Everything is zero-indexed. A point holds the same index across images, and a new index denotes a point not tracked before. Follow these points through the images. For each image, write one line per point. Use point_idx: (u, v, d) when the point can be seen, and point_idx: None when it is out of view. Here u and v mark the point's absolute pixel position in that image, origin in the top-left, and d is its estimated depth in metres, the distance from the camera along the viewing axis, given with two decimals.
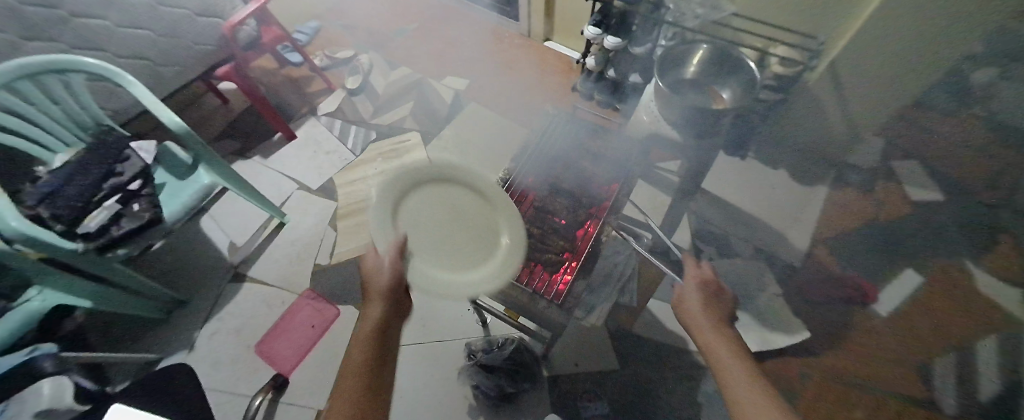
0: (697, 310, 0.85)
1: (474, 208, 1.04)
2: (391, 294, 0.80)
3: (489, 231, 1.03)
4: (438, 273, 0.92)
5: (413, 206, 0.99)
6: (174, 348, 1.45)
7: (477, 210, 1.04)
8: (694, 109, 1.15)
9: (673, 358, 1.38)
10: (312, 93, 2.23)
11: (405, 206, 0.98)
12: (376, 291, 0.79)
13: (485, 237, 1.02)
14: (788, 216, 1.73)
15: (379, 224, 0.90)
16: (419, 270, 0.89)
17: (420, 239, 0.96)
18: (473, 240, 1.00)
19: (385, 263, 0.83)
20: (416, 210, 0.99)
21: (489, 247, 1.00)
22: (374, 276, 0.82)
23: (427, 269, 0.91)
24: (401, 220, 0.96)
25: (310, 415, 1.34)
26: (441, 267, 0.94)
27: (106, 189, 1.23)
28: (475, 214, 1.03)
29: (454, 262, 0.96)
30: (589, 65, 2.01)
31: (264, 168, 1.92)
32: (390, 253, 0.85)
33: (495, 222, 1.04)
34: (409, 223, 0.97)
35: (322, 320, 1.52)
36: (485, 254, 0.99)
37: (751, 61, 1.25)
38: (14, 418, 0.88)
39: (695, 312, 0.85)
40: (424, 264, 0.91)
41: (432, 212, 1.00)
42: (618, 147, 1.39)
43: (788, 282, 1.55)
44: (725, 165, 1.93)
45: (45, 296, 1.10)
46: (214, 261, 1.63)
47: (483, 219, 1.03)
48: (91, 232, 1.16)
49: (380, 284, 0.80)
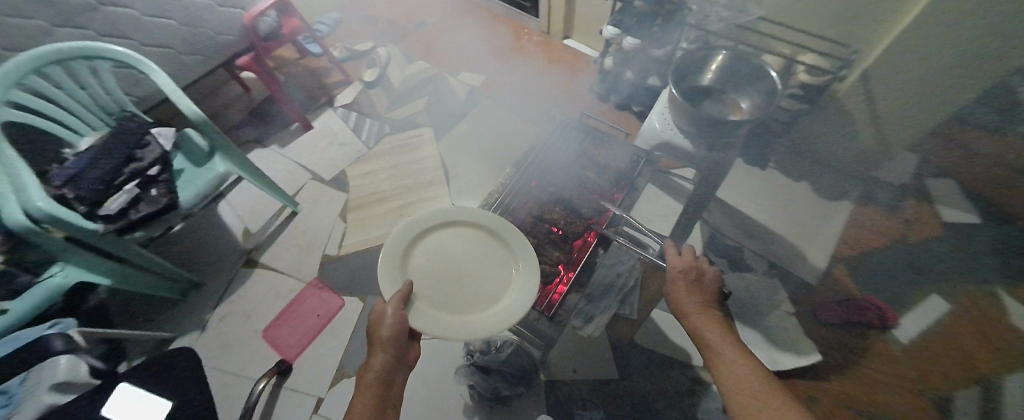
0: (688, 305, 0.83)
1: (492, 247, 0.90)
2: (394, 343, 0.70)
3: (507, 272, 0.87)
4: (445, 322, 0.78)
5: (427, 246, 0.88)
6: (186, 329, 1.49)
7: (496, 248, 0.90)
8: (708, 120, 1.11)
9: (676, 372, 1.35)
10: (330, 84, 2.26)
11: (418, 247, 0.87)
12: (379, 341, 0.70)
13: (503, 279, 0.86)
14: (804, 230, 1.69)
15: (388, 268, 0.82)
16: (425, 320, 0.77)
17: (430, 283, 0.83)
18: (488, 284, 0.85)
19: (390, 311, 0.74)
20: (429, 250, 0.87)
21: (506, 293, 0.85)
22: (377, 325, 0.72)
23: (433, 317, 0.78)
24: (412, 262, 0.85)
25: (309, 401, 1.36)
26: (449, 314, 0.80)
27: (127, 173, 1.27)
28: (493, 252, 0.89)
29: (464, 309, 0.82)
30: (608, 65, 1.99)
31: (281, 156, 1.96)
32: (394, 301, 0.75)
33: (515, 262, 0.88)
34: (420, 265, 0.85)
35: (328, 309, 1.54)
36: (501, 302, 0.84)
37: (774, 70, 1.20)
38: (34, 389, 0.92)
39: (686, 306, 0.83)
40: (430, 312, 0.79)
41: (446, 252, 0.88)
42: (622, 157, 1.35)
43: (803, 301, 1.48)
44: (741, 174, 1.90)
45: (67, 272, 1.16)
46: (228, 246, 1.68)
47: (501, 258, 0.89)
48: (112, 214, 1.20)
49: (383, 333, 0.71)
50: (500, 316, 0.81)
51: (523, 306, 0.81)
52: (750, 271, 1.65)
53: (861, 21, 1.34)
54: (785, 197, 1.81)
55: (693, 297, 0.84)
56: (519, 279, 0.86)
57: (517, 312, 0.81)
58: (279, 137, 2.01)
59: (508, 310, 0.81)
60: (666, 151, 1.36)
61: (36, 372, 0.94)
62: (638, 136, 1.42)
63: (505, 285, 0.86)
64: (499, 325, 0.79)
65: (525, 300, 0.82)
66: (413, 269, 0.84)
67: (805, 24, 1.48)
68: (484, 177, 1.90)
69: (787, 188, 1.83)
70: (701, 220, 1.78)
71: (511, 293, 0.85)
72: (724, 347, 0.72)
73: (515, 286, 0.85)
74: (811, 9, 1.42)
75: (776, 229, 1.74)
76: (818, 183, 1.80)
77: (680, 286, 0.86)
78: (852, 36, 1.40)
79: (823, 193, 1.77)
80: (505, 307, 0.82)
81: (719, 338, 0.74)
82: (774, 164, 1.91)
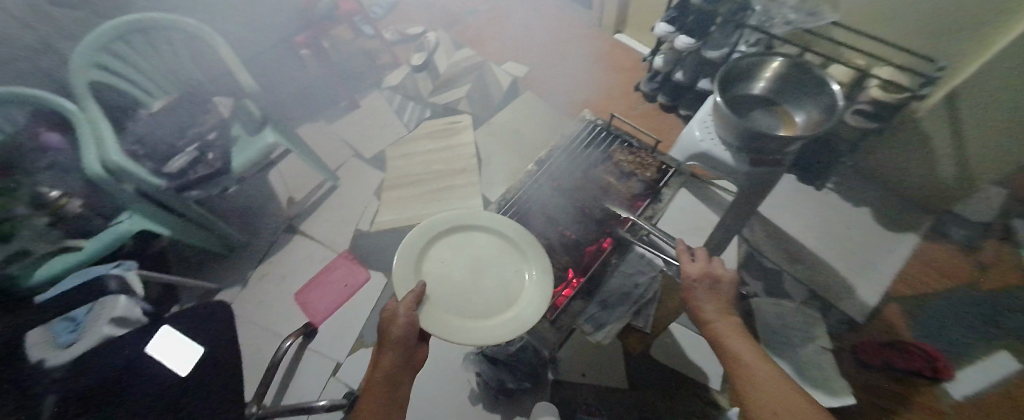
0: (710, 313, 0.79)
1: (505, 255, 0.90)
2: (403, 345, 0.72)
3: (519, 282, 0.87)
4: (455, 327, 0.77)
5: (442, 250, 0.88)
6: (230, 283, 1.62)
7: (508, 257, 0.90)
8: (749, 132, 1.02)
9: (688, 392, 1.30)
10: (379, 64, 2.32)
11: (434, 249, 0.88)
12: (388, 342, 0.72)
13: (514, 288, 0.85)
14: (858, 263, 1.53)
15: (402, 269, 0.82)
16: (435, 324, 0.76)
17: (443, 286, 0.83)
18: (500, 292, 0.84)
19: (401, 311, 0.74)
20: (444, 253, 0.88)
21: (517, 303, 0.83)
22: (389, 324, 0.74)
23: (442, 322, 0.77)
24: (427, 263, 0.85)
25: (329, 365, 1.43)
26: (458, 319, 0.79)
27: (191, 137, 1.42)
28: (506, 260, 0.90)
29: (475, 315, 0.80)
30: (656, 65, 1.88)
31: (328, 131, 2.06)
32: (407, 301, 0.75)
33: (527, 268, 0.88)
34: (434, 269, 0.85)
35: (354, 280, 1.61)
36: (511, 310, 0.82)
37: (835, 82, 1.07)
38: (95, 321, 1.08)
39: (707, 315, 0.79)
40: (441, 315, 0.78)
41: (461, 257, 0.88)
42: (648, 163, 1.29)
43: (844, 336, 1.36)
44: (793, 189, 1.72)
45: (133, 220, 1.30)
46: (274, 211, 1.80)
47: (513, 267, 0.89)
48: (173, 172, 1.33)
49: (393, 334, 0.72)
50: (509, 324, 0.79)
51: (532, 318, 0.80)
52: (786, 298, 1.46)
53: (953, 36, 1.19)
54: (843, 222, 1.63)
55: (714, 305, 0.80)
56: (530, 289, 0.85)
57: (528, 322, 0.80)
58: (327, 112, 2.11)
59: (517, 320, 0.80)
60: (701, 162, 1.25)
61: (98, 305, 1.11)
62: (676, 144, 1.31)
63: (515, 294, 0.85)
64: (508, 335, 0.78)
65: (535, 312, 0.81)
66: (427, 270, 0.84)
67: (886, 34, 1.33)
68: (515, 167, 1.90)
69: (841, 211, 1.66)
70: (739, 234, 1.63)
71: (521, 303, 0.83)
72: (752, 360, 0.67)
73: (526, 296, 0.84)
74: (895, 17, 1.28)
75: (824, 258, 1.56)
76: (880, 211, 1.63)
77: (698, 292, 0.82)
78: (941, 52, 1.25)
79: (885, 223, 1.60)
80: (515, 317, 0.81)
81: (744, 350, 0.70)
82: (832, 184, 1.73)
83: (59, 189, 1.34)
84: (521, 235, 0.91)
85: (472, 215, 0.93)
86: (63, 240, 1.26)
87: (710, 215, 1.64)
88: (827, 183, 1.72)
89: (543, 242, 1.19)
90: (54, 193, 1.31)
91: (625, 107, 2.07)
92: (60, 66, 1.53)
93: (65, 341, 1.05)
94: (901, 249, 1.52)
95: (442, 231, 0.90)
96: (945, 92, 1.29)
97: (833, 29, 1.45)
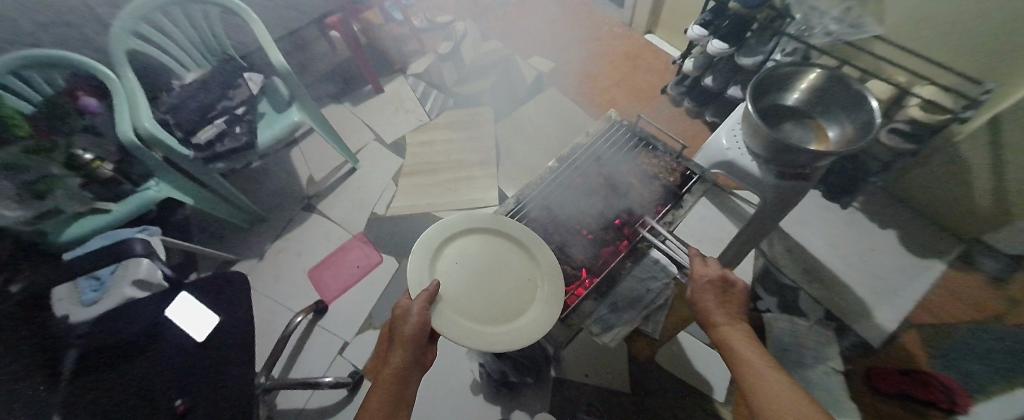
0: (719, 316, 0.77)
1: (520, 261, 0.90)
2: (414, 343, 0.74)
3: (533, 290, 0.87)
4: (466, 329, 0.77)
5: (457, 249, 0.88)
6: (247, 255, 1.66)
7: (523, 263, 0.90)
8: (780, 144, 0.99)
9: (691, 402, 1.28)
10: (406, 51, 2.32)
11: (449, 248, 0.88)
12: (399, 339, 0.74)
13: (527, 296, 0.86)
14: (881, 287, 1.48)
15: (418, 266, 0.83)
16: (446, 324, 0.77)
17: (456, 286, 0.83)
18: (512, 299, 0.84)
19: (415, 309, 0.75)
20: (459, 253, 0.88)
21: (528, 312, 0.84)
22: (401, 322, 0.75)
23: (454, 322, 0.77)
24: (442, 262, 0.86)
25: (336, 343, 1.46)
26: (469, 321, 0.79)
27: (219, 109, 1.45)
28: (522, 267, 0.89)
29: (486, 319, 0.81)
30: (685, 68, 1.85)
31: (352, 114, 2.09)
32: (420, 299, 0.77)
33: (541, 277, 0.88)
34: (448, 269, 0.86)
35: (367, 262, 1.63)
36: (521, 319, 0.82)
37: (875, 99, 1.03)
38: (120, 281, 1.11)
39: (716, 317, 0.78)
40: (452, 316, 0.78)
41: (475, 259, 0.88)
42: (671, 169, 1.25)
43: (857, 361, 1.33)
44: (817, 207, 1.68)
45: (160, 187, 1.38)
46: (294, 189, 1.83)
47: (527, 274, 0.88)
48: (201, 143, 1.37)
49: (405, 330, 0.74)
50: (518, 333, 0.80)
51: (542, 328, 0.81)
52: (801, 316, 1.43)
53: (1004, 59, 1.14)
54: (867, 243, 1.58)
55: (722, 307, 0.79)
56: (544, 299, 0.85)
57: (539, 332, 0.80)
58: (352, 95, 2.13)
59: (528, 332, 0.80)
60: (724, 171, 1.21)
61: (122, 267, 1.14)
62: (702, 149, 1.28)
63: (528, 303, 0.85)
64: (517, 343, 0.78)
65: (545, 323, 0.81)
66: (442, 270, 0.85)
67: (933, 52, 1.28)
68: (534, 162, 1.89)
69: (868, 232, 1.61)
70: (757, 247, 1.60)
71: (532, 312, 0.83)
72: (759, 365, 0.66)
73: (537, 306, 0.85)
74: (945, 35, 1.23)
75: (845, 279, 1.51)
76: (909, 235, 1.58)
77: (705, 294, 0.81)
78: (990, 75, 1.20)
79: (913, 248, 1.55)
80: (525, 326, 0.81)
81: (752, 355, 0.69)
82: (859, 204, 1.67)
83: (93, 153, 1.39)
84: (539, 246, 0.90)
85: (491, 216, 0.93)
86: (93, 201, 1.31)
87: (728, 226, 1.61)
88: (854, 202, 1.67)
89: (560, 240, 1.17)
90: (88, 156, 1.35)
91: (650, 110, 2.04)
92: (101, 33, 1.57)
93: (89, 301, 1.09)
94: (926, 276, 1.48)
95: (461, 231, 0.90)
96: (988, 117, 1.24)
97: (875, 43, 1.40)
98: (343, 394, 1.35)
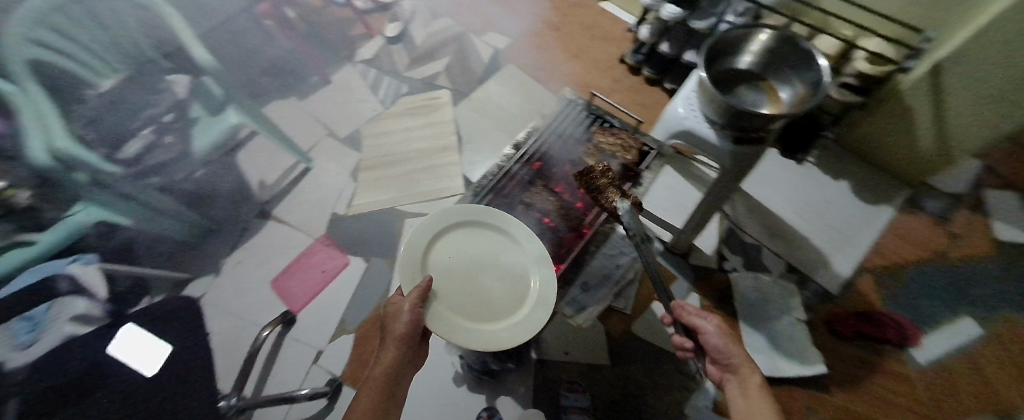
0: (729, 355, 0.82)
1: (509, 254, 0.89)
2: (407, 342, 0.73)
3: (523, 283, 0.87)
4: (461, 329, 0.77)
5: (447, 245, 0.88)
6: (202, 271, 1.48)
7: (512, 255, 0.89)
8: (735, 112, 0.96)
9: (667, 365, 1.34)
10: (351, 35, 2.15)
11: (439, 244, 0.88)
12: (390, 337, 0.73)
13: (520, 290, 0.86)
14: (838, 237, 1.54)
15: (408, 263, 0.82)
16: (440, 324, 0.75)
17: (449, 284, 0.83)
18: (505, 295, 0.84)
19: (406, 308, 0.74)
20: (450, 249, 0.87)
21: (522, 307, 0.83)
22: (393, 319, 0.74)
23: (447, 321, 0.76)
24: (433, 257, 0.86)
25: (310, 352, 1.38)
26: (464, 320, 0.79)
27: (145, 119, 1.40)
28: (511, 261, 0.89)
29: (480, 318, 0.80)
30: (641, 35, 1.85)
31: (297, 107, 1.92)
32: (412, 296, 0.75)
33: (531, 270, 0.88)
34: (440, 264, 0.85)
35: (333, 265, 1.53)
36: (515, 315, 0.82)
37: (823, 56, 1.02)
38: (54, 322, 1.15)
39: (725, 354, 0.82)
40: (448, 316, 0.78)
41: (466, 253, 0.88)
42: (627, 145, 1.24)
43: (817, 310, 1.39)
44: (775, 165, 1.72)
45: (89, 211, 1.27)
46: (241, 195, 1.63)
47: (518, 268, 0.88)
48: (128, 157, 1.32)
49: (397, 329, 0.72)
50: (512, 329, 0.79)
51: (537, 322, 0.79)
52: (765, 272, 1.48)
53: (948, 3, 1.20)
54: (824, 196, 1.64)
55: (733, 346, 0.82)
56: (535, 290, 0.85)
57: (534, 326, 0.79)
58: (297, 88, 1.96)
59: (520, 329, 0.79)
60: (684, 141, 1.16)
61: (57, 304, 1.17)
62: (659, 122, 1.24)
63: (520, 296, 0.85)
64: (511, 341, 0.78)
65: (540, 316, 0.80)
66: (433, 266, 0.85)
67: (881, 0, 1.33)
68: (498, 144, 1.83)
69: (823, 185, 1.66)
70: (720, 210, 1.61)
71: (527, 306, 0.83)
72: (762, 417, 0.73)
73: (530, 299, 0.84)
74: None
75: (806, 233, 1.57)
76: (860, 185, 1.65)
77: (711, 329, 0.84)
78: (931, 23, 1.28)
79: (864, 195, 1.62)
80: (518, 324, 0.80)
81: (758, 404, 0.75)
82: (813, 158, 1.72)
83: None
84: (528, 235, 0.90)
85: (472, 208, 0.91)
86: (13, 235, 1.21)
87: (691, 192, 1.64)
88: (808, 157, 1.72)
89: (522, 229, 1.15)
90: None
91: (611, 80, 1.99)
92: None
93: (23, 343, 1.08)
94: (878, 221, 1.55)
95: (452, 223, 0.90)
96: (930, 65, 1.29)
97: None
98: (324, 402, 1.29)
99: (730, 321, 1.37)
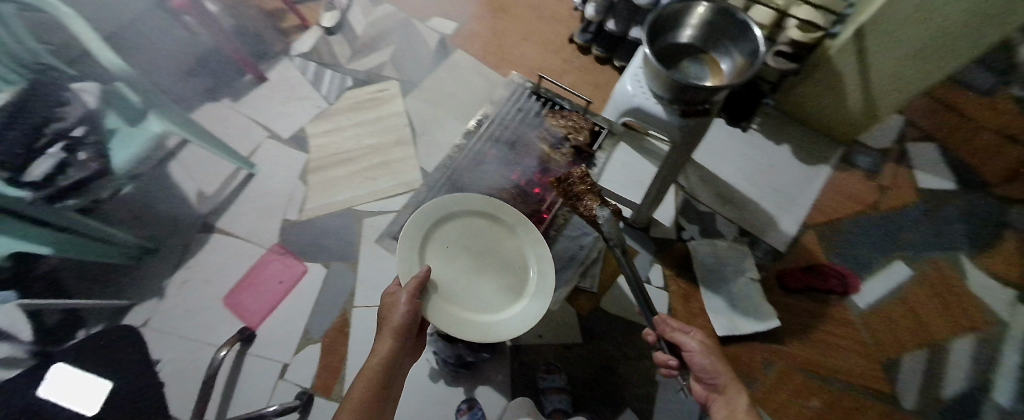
0: (715, 373, 0.84)
1: (507, 246, 0.96)
2: (404, 334, 0.73)
3: (523, 274, 0.94)
4: (460, 318, 0.83)
5: (445, 236, 0.93)
6: (143, 295, 1.38)
7: (510, 246, 0.96)
8: (678, 87, 0.98)
9: (635, 336, 1.39)
10: (284, 28, 2.00)
11: (437, 234, 0.92)
12: (385, 328, 0.73)
13: (515, 278, 0.93)
14: (783, 198, 1.64)
15: (406, 253, 0.85)
16: (440, 313, 0.80)
17: (447, 275, 0.88)
18: (502, 286, 0.91)
19: (404, 300, 0.75)
20: (448, 240, 0.92)
21: (519, 299, 0.91)
22: (390, 310, 0.75)
23: (445, 311, 0.82)
24: (431, 248, 0.90)
25: (274, 366, 1.32)
26: (462, 310, 0.85)
27: (50, 135, 1.21)
28: (508, 254, 0.95)
29: (478, 308, 0.87)
30: (588, 14, 1.86)
31: (230, 110, 1.78)
32: (410, 287, 0.77)
33: (528, 261, 0.95)
34: (438, 255, 0.90)
35: (291, 275, 1.46)
36: (511, 306, 0.89)
37: (757, 27, 1.06)
38: None
39: (709, 372, 0.84)
40: (447, 306, 0.83)
41: (463, 244, 0.93)
42: (581, 127, 1.26)
43: (768, 268, 1.48)
44: (724, 134, 1.79)
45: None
46: (179, 211, 1.54)
47: (517, 259, 0.95)
48: (37, 180, 1.15)
49: (393, 320, 0.72)
50: (508, 319, 0.87)
51: (535, 312, 0.87)
52: (720, 238, 1.55)
53: None
54: (770, 161, 1.72)
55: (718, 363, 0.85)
56: (533, 282, 0.92)
57: (530, 316, 0.87)
58: (229, 89, 1.81)
59: (517, 320, 0.87)
60: (634, 118, 1.17)
61: None
62: (608, 102, 1.25)
63: (518, 287, 0.92)
64: (507, 330, 0.85)
65: (536, 307, 0.88)
66: (432, 257, 0.89)
67: None
68: (453, 133, 1.78)
69: (769, 150, 1.74)
70: (675, 183, 1.66)
71: (524, 297, 0.91)
72: None
73: (527, 290, 0.92)
74: None
75: (755, 197, 1.65)
76: (801, 148, 1.74)
77: (695, 345, 0.86)
78: None
79: (804, 157, 1.72)
80: (515, 314, 0.88)
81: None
82: (756, 125, 1.80)
83: None
84: (525, 229, 0.96)
85: (461, 198, 0.95)
86: None
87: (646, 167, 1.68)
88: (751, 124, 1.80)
89: None
90: None
91: (562, 62, 1.98)
92: None
93: None
94: (818, 180, 1.66)
95: (450, 215, 0.94)
96: (854, 29, 1.36)
97: None
98: (295, 416, 1.25)
99: (691, 288, 1.44)
